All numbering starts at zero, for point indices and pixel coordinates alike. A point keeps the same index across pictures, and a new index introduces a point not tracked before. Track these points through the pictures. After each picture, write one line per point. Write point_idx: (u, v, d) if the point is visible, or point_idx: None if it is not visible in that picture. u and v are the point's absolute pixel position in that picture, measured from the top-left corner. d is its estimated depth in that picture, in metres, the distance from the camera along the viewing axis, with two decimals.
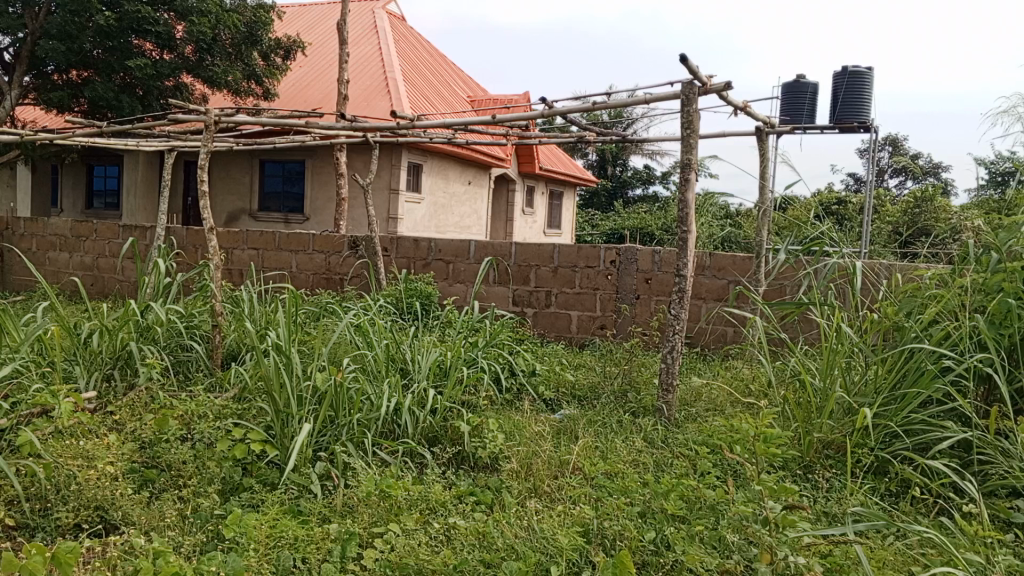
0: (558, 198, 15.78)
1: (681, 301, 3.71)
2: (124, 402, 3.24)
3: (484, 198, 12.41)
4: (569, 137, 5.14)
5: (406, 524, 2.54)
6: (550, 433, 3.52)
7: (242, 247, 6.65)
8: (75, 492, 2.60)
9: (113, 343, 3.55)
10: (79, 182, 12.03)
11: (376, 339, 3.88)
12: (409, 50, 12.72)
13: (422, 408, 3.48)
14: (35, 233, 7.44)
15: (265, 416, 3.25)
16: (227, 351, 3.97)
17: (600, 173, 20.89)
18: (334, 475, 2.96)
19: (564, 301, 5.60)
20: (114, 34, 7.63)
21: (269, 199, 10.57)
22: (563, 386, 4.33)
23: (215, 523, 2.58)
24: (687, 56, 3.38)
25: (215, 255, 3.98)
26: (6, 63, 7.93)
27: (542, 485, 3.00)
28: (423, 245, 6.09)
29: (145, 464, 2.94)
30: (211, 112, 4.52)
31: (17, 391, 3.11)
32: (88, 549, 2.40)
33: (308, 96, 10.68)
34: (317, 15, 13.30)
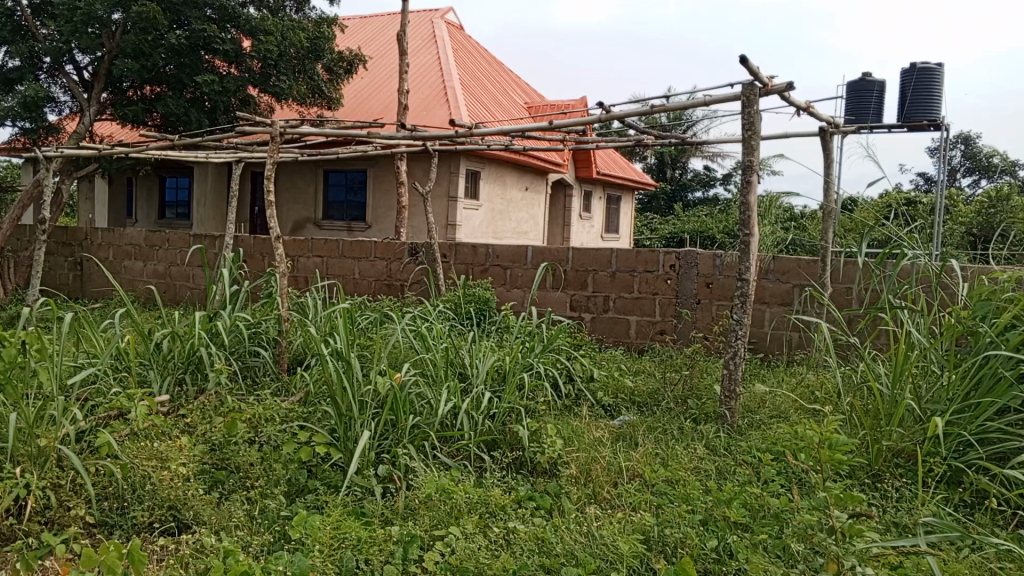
0: (617, 201, 15.68)
1: (744, 306, 3.63)
2: (194, 406, 3.35)
3: (543, 203, 12.43)
4: (627, 141, 5.10)
5: (465, 528, 2.56)
6: (609, 439, 3.50)
7: (308, 254, 6.81)
8: (149, 492, 2.70)
9: (185, 348, 3.68)
10: (153, 193, 12.53)
11: (435, 344, 3.92)
12: (467, 58, 12.85)
13: (481, 413, 3.50)
14: (113, 242, 7.77)
15: (329, 419, 3.32)
16: (292, 355, 4.09)
17: (659, 176, 20.69)
18: (396, 478, 3.00)
19: (623, 306, 5.56)
20: (185, 51, 7.91)
21: (333, 208, 10.81)
22: (622, 392, 4.29)
23: (282, 523, 2.64)
24: (747, 57, 3.32)
25: (281, 262, 4.09)
26: (86, 80, 8.31)
27: (601, 492, 2.98)
28: (481, 250, 6.13)
29: (215, 465, 3.03)
30: (276, 124, 4.64)
31: (96, 395, 3.25)
32: (162, 547, 2.49)
33: (370, 106, 10.89)
34: (378, 27, 13.56)
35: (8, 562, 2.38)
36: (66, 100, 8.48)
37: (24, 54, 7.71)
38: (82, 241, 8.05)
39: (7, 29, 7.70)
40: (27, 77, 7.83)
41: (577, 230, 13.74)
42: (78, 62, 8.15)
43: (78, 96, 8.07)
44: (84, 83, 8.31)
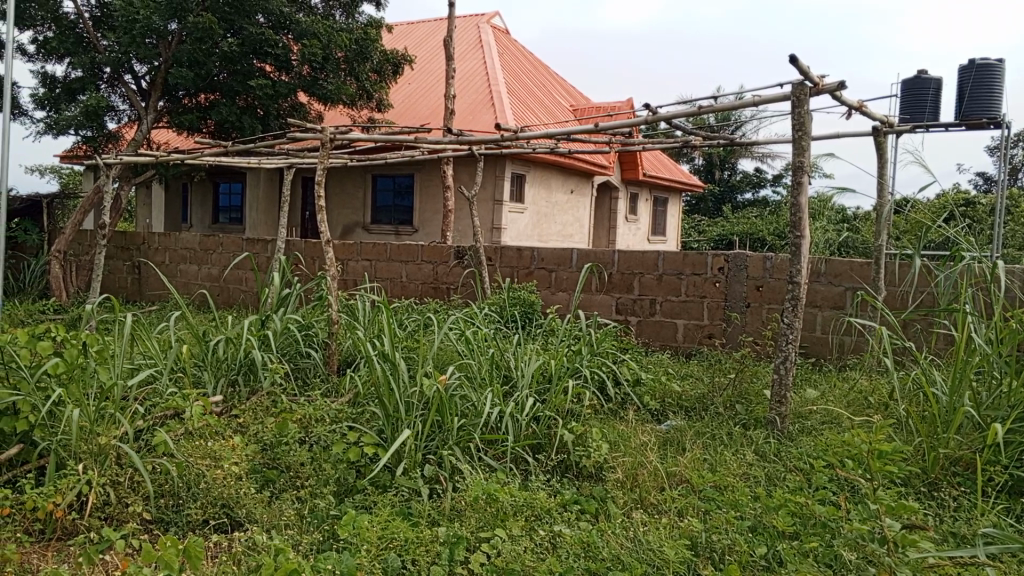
0: (664, 203, 15.54)
1: (794, 309, 3.56)
2: (247, 406, 3.44)
3: (588, 205, 12.40)
4: (674, 143, 5.05)
5: (511, 530, 2.56)
6: (656, 443, 3.47)
7: (356, 258, 6.92)
8: (204, 490, 2.77)
9: (238, 350, 3.76)
10: (207, 198, 12.85)
11: (481, 346, 3.94)
12: (513, 61, 12.90)
13: (526, 415, 3.51)
14: (169, 247, 8.00)
15: (377, 420, 3.37)
16: (342, 356, 4.14)
17: (707, 177, 20.45)
18: (443, 479, 3.03)
19: (670, 309, 5.51)
20: (237, 59, 8.10)
21: (381, 212, 10.95)
22: (669, 396, 4.24)
23: (331, 522, 2.68)
24: (797, 56, 3.27)
25: (330, 265, 4.16)
26: (144, 89, 8.57)
27: (647, 496, 2.96)
28: (526, 253, 6.14)
29: (266, 464, 3.09)
30: (326, 129, 4.72)
31: (153, 394, 3.35)
32: (215, 544, 2.56)
33: (417, 111, 11.00)
34: (425, 32, 13.70)
35: (71, 555, 2.46)
36: (125, 108, 8.75)
37: (86, 65, 7.97)
38: (140, 246, 8.30)
39: (70, 41, 7.98)
40: (89, 87, 8.11)
41: (623, 233, 13.67)
42: (136, 71, 8.41)
43: (137, 105, 8.33)
44: (142, 92, 8.57)
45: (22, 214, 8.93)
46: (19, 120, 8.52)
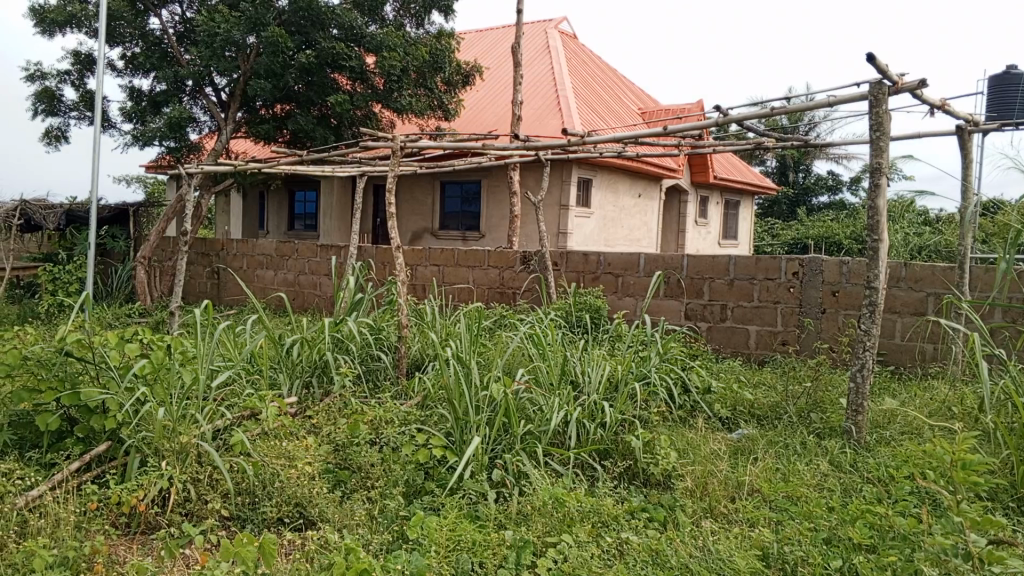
0: (736, 207, 15.26)
1: (872, 316, 3.45)
2: (320, 407, 3.53)
3: (656, 210, 12.28)
4: (746, 144, 4.95)
5: (578, 536, 2.56)
6: (727, 452, 3.41)
7: (425, 263, 7.01)
8: (278, 488, 2.87)
9: (312, 353, 3.88)
10: (283, 207, 13.27)
11: (550, 350, 3.95)
12: (581, 66, 12.89)
13: (592, 421, 3.51)
14: (247, 253, 8.28)
15: (445, 422, 3.42)
16: (411, 360, 4.19)
17: (781, 180, 19.99)
18: (509, 483, 3.04)
19: (742, 315, 5.41)
20: (312, 71, 8.33)
21: (449, 218, 11.08)
22: (741, 404, 4.15)
23: (400, 523, 2.73)
24: (874, 55, 3.16)
25: (401, 272, 4.22)
26: (223, 101, 8.91)
27: (717, 506, 2.92)
28: (592, 258, 6.12)
29: (338, 465, 3.16)
30: (397, 138, 4.81)
31: (231, 395, 3.47)
32: (290, 541, 2.64)
33: (485, 118, 11.10)
34: (493, 39, 13.84)
35: (155, 548, 2.58)
36: (206, 120, 9.12)
37: (169, 79, 8.33)
38: (219, 252, 8.61)
39: (155, 56, 8.35)
40: (172, 100, 8.47)
41: (692, 237, 13.49)
42: (216, 84, 8.75)
43: (217, 116, 8.67)
44: (221, 103, 8.92)
45: (111, 222, 9.39)
46: (108, 132, 8.96)
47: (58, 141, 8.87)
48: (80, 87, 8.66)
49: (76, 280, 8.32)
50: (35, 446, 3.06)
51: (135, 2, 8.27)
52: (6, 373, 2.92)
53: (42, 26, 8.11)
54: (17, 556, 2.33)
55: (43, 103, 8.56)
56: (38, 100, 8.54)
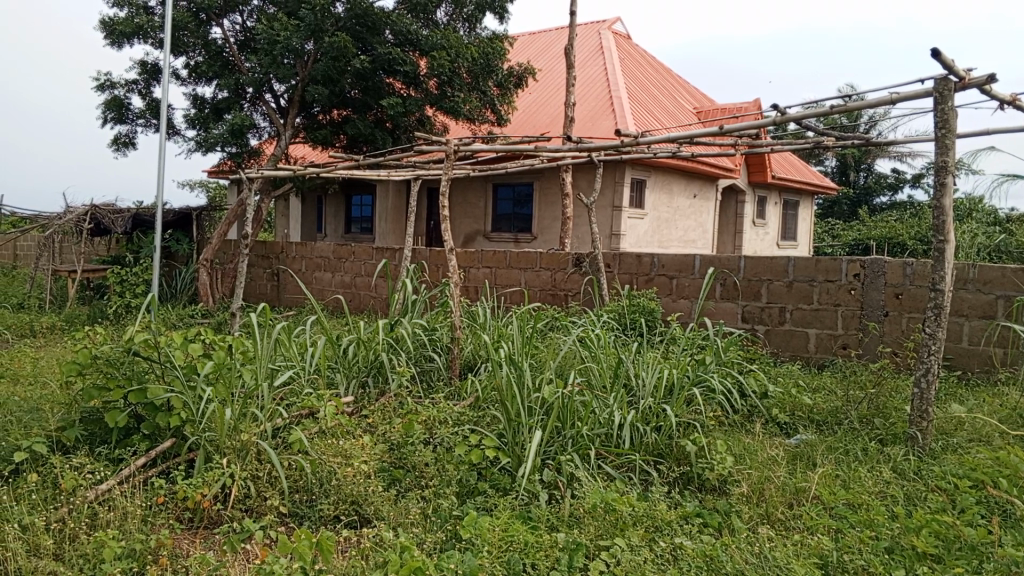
0: (795, 207, 14.94)
1: (937, 319, 3.33)
2: (376, 407, 3.58)
3: (712, 210, 12.11)
4: (805, 144, 4.82)
5: (631, 539, 2.54)
6: (784, 458, 3.35)
7: (477, 265, 7.05)
8: (335, 486, 2.92)
9: (368, 353, 3.94)
10: (340, 210, 13.51)
11: (603, 353, 3.94)
12: (635, 67, 12.79)
13: (647, 425, 3.48)
14: (305, 256, 8.47)
15: (498, 424, 3.44)
16: (464, 361, 4.23)
17: (841, 179, 19.51)
18: (562, 485, 3.04)
19: (801, 318, 5.29)
20: (368, 75, 8.46)
21: (501, 220, 11.13)
22: (800, 409, 4.06)
23: (454, 523, 2.76)
24: (939, 50, 3.07)
25: (454, 273, 4.25)
26: (283, 107, 9.12)
27: (775, 512, 2.87)
28: (646, 260, 6.08)
29: (393, 464, 3.20)
30: (450, 141, 4.85)
31: (290, 394, 3.54)
32: (346, 539, 2.68)
33: (538, 120, 11.10)
34: (546, 41, 13.85)
35: (218, 542, 2.65)
36: (265, 126, 9.35)
37: (231, 87, 8.57)
38: (279, 255, 8.82)
39: (217, 65, 8.61)
40: (233, 107, 8.70)
41: (750, 238, 13.26)
42: (276, 91, 8.97)
43: (276, 122, 8.88)
44: (281, 110, 9.14)
45: (175, 226, 9.69)
46: (173, 139, 9.27)
47: (126, 148, 9.20)
48: (147, 95, 8.97)
49: (143, 282, 8.61)
50: (104, 442, 3.17)
51: (199, 13, 8.53)
52: (78, 371, 3.04)
53: (111, 37, 8.43)
54: (88, 548, 2.43)
55: (112, 112, 8.89)
56: (107, 108, 8.88)
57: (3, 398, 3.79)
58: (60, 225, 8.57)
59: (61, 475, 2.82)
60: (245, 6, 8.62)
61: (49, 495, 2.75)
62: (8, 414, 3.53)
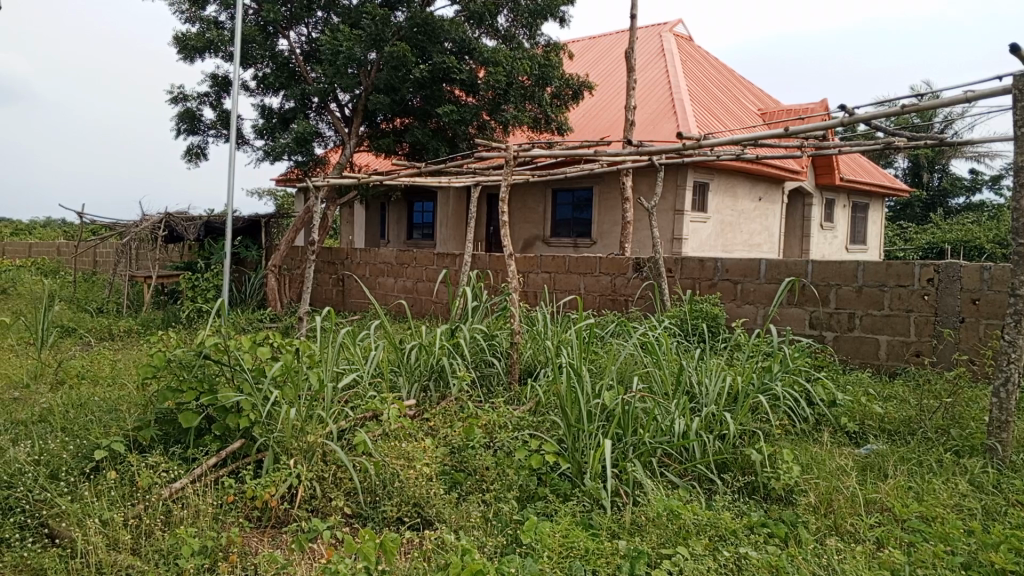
0: (864, 210, 14.50)
1: (1017, 326, 3.19)
2: (437, 410, 3.61)
3: (778, 214, 11.86)
4: (875, 145, 4.67)
5: (694, 549, 2.50)
6: (854, 468, 3.26)
7: (537, 270, 7.07)
8: (398, 489, 2.96)
9: (430, 357, 3.99)
10: (402, 216, 13.73)
11: (665, 359, 3.90)
12: (697, 69, 12.63)
13: (711, 433, 3.43)
14: (369, 262, 8.63)
15: (557, 429, 3.44)
16: (524, 366, 4.24)
17: (914, 181, 18.89)
18: (624, 492, 3.01)
19: (871, 324, 5.14)
20: (427, 83, 8.58)
21: (561, 226, 11.12)
22: (871, 419, 3.94)
23: (514, 528, 2.78)
24: (1018, 45, 2.95)
25: (513, 278, 4.26)
26: (347, 117, 9.33)
27: (843, 523, 2.79)
28: (708, 264, 5.99)
29: (453, 467, 3.23)
30: (510, 147, 4.88)
31: (355, 397, 3.62)
32: (409, 540, 2.72)
33: (597, 125, 11.07)
34: (607, 45, 13.80)
35: (286, 541, 2.72)
36: (331, 135, 9.58)
37: (297, 97, 8.79)
38: (343, 261, 9.01)
39: (284, 76, 8.85)
40: (299, 116, 8.93)
41: (817, 242, 12.93)
42: (340, 100, 9.18)
43: (341, 131, 9.08)
44: (345, 119, 9.34)
45: (245, 233, 9.99)
46: (242, 149, 9.56)
47: (198, 158, 9.54)
48: (217, 107, 9.29)
49: (213, 287, 8.89)
50: (177, 442, 3.29)
51: (267, 26, 8.79)
52: (153, 374, 3.16)
53: (184, 52, 8.76)
54: (164, 544, 2.53)
55: (185, 123, 9.23)
56: (181, 120, 9.22)
57: (85, 399, 3.96)
58: (136, 233, 8.93)
59: (138, 473, 2.94)
60: (310, 18, 8.86)
61: (127, 491, 2.86)
62: (89, 414, 3.69)
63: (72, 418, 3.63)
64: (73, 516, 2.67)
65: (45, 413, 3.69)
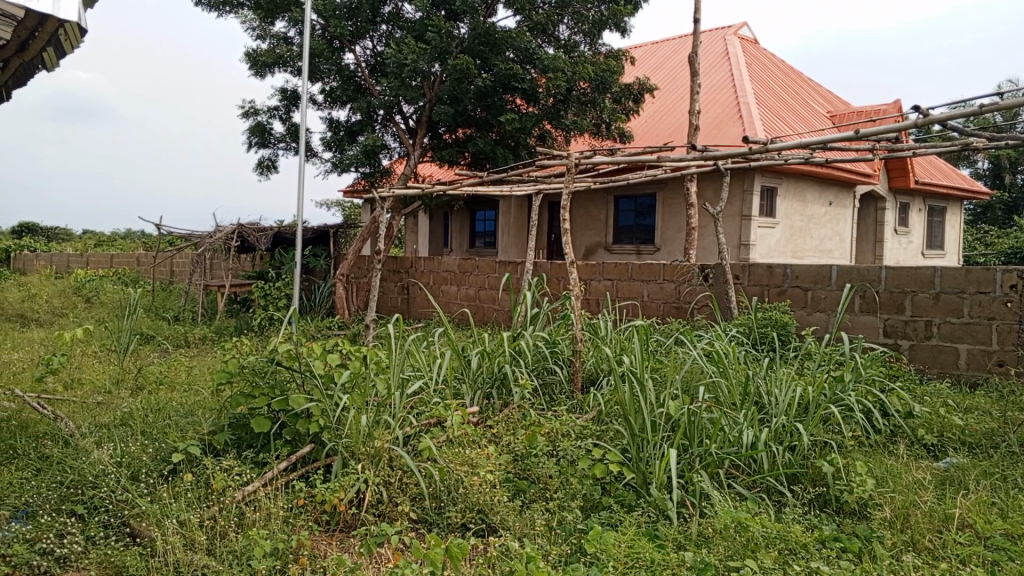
0: (941, 213, 13.96)
1: None
2: (500, 418, 3.64)
3: (850, 219, 11.53)
4: (952, 146, 4.50)
5: (763, 562, 2.45)
6: (932, 482, 3.13)
7: (599, 277, 7.05)
8: (462, 495, 2.99)
9: (492, 365, 4.02)
10: (464, 226, 13.88)
11: (731, 368, 3.84)
12: (762, 72, 12.40)
13: (780, 444, 3.35)
14: (433, 270, 8.74)
15: (621, 439, 3.42)
16: (586, 375, 4.23)
17: (994, 183, 18.09)
18: (690, 503, 2.97)
19: (950, 332, 4.94)
20: (489, 94, 8.68)
21: (623, 232, 11.05)
22: (951, 431, 3.78)
23: (578, 536, 2.78)
24: None
25: (575, 286, 4.24)
26: (411, 128, 9.49)
27: (921, 540, 2.69)
28: (777, 271, 5.87)
29: (517, 475, 3.25)
30: (572, 155, 4.87)
31: (419, 403, 3.66)
32: (474, 547, 2.74)
33: (661, 130, 10.98)
34: (669, 50, 13.66)
35: (354, 544, 2.77)
36: (396, 146, 9.76)
37: (363, 109, 8.99)
38: (408, 269, 9.16)
39: (351, 89, 9.06)
40: (366, 129, 9.11)
41: (891, 247, 12.51)
42: (405, 112, 9.35)
43: (406, 143, 9.23)
44: (410, 130, 9.51)
45: (314, 242, 10.25)
46: (310, 161, 9.82)
47: (269, 171, 9.84)
48: (287, 121, 9.56)
49: (284, 296, 9.15)
50: (249, 446, 3.39)
51: (333, 41, 8.99)
52: (227, 379, 3.25)
53: (256, 68, 9.06)
54: (237, 545, 2.61)
55: (256, 137, 9.54)
56: (252, 134, 9.53)
57: (163, 404, 4.13)
58: (211, 243, 9.26)
59: (212, 476, 3.04)
60: (375, 32, 9.05)
61: (202, 494, 2.96)
62: (167, 419, 3.84)
63: (151, 422, 3.78)
64: (153, 517, 2.78)
65: (125, 417, 3.85)
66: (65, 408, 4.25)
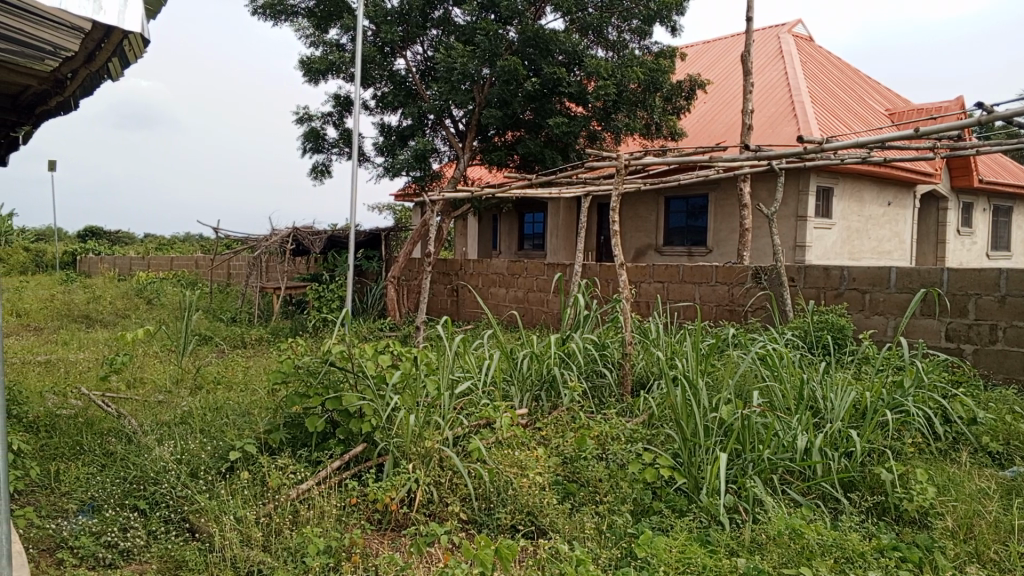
0: (1007, 213, 13.46)
1: None
2: (550, 420, 3.65)
3: (910, 219, 11.21)
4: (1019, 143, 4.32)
5: (819, 570, 2.40)
6: (997, 492, 3.03)
7: (649, 279, 6.99)
8: (512, 496, 3.00)
9: (541, 367, 4.02)
10: (513, 228, 13.90)
11: (785, 372, 3.77)
12: (817, 69, 12.14)
13: (835, 450, 3.28)
14: (483, 272, 8.78)
15: (672, 443, 3.38)
16: (636, 378, 4.20)
17: None
18: (742, 509, 2.93)
19: (1017, 337, 4.77)
20: (538, 97, 8.70)
21: (674, 234, 10.95)
22: (1018, 438, 3.65)
23: (628, 540, 2.77)
24: None
25: (625, 288, 4.21)
26: (461, 131, 9.55)
27: (986, 551, 2.61)
28: (834, 273, 5.73)
29: (566, 477, 3.24)
30: (621, 157, 4.85)
31: (468, 404, 3.68)
32: (524, 548, 2.75)
33: (712, 131, 10.84)
34: (721, 49, 13.49)
35: (404, 543, 2.80)
36: (445, 150, 9.84)
37: (414, 114, 9.09)
38: (458, 271, 9.23)
39: (402, 94, 9.17)
40: (417, 133, 9.21)
41: (954, 248, 12.12)
42: (455, 116, 9.42)
43: (455, 146, 9.30)
44: (459, 134, 9.57)
45: (366, 245, 10.40)
46: (363, 165, 9.97)
47: (323, 175, 10.02)
48: (340, 126, 9.73)
49: (337, 298, 9.31)
50: (304, 445, 3.46)
51: (384, 47, 9.11)
52: (284, 380, 3.34)
53: (309, 75, 9.23)
54: (292, 542, 2.67)
55: (310, 142, 9.73)
56: (307, 140, 9.72)
57: (221, 403, 4.24)
58: (267, 246, 9.47)
59: (268, 474, 3.11)
60: (424, 37, 9.16)
61: (259, 491, 3.03)
62: (225, 417, 3.94)
63: (210, 420, 3.88)
64: (211, 513, 2.85)
65: (185, 415, 3.97)
66: (129, 406, 4.39)
